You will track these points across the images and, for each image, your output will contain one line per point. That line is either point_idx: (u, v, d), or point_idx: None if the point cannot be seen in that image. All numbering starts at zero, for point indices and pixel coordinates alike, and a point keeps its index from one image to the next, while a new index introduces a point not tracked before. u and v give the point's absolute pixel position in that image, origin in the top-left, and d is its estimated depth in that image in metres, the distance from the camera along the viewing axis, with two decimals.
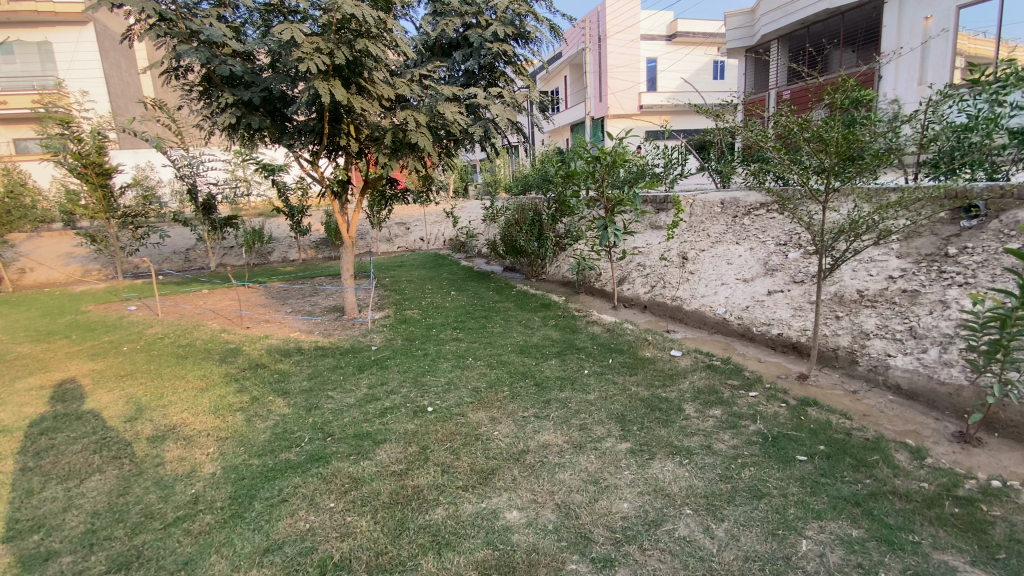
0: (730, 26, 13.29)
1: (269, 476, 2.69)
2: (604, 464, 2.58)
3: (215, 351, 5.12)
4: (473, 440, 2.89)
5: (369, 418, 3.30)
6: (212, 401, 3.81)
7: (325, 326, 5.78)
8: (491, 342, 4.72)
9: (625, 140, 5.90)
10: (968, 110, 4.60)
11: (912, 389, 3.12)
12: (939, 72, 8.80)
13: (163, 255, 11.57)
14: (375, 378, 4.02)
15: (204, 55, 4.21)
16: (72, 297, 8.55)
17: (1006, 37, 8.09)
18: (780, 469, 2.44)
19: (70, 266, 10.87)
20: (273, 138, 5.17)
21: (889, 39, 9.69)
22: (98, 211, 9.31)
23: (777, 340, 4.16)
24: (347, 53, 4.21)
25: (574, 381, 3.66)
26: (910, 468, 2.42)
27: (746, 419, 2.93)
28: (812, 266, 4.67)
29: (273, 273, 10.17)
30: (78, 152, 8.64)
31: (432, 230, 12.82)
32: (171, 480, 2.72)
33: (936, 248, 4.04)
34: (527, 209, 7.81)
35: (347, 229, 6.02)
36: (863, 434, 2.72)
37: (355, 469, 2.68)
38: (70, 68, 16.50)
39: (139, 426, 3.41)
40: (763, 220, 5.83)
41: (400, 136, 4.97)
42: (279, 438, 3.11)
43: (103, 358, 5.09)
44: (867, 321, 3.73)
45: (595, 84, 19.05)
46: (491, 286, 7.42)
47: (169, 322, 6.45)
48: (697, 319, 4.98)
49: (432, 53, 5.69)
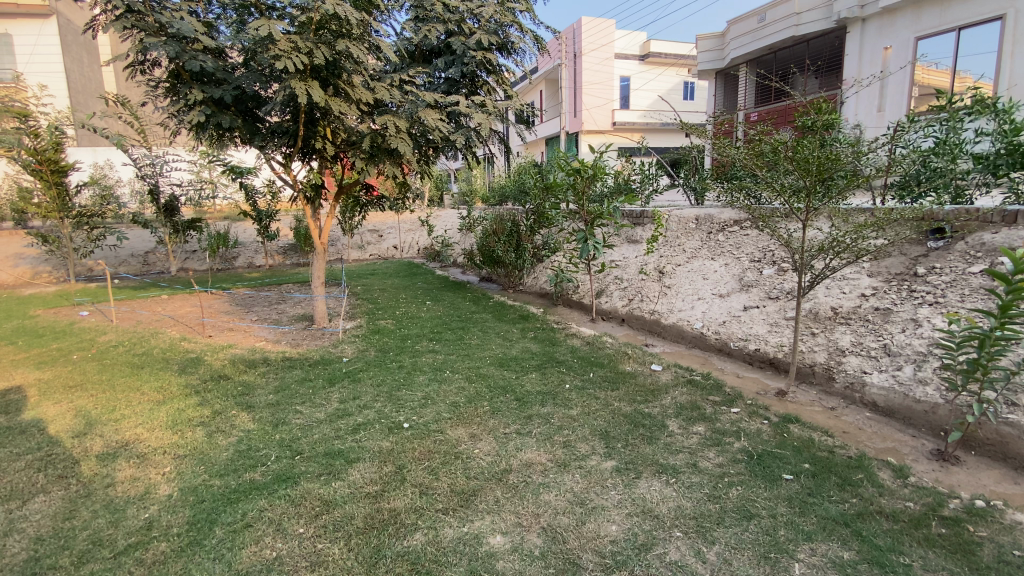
0: (702, 49, 13.73)
1: (232, 498, 2.49)
2: (590, 484, 2.50)
3: (174, 360, 4.83)
4: (453, 459, 2.76)
5: (341, 434, 3.13)
6: (170, 415, 3.55)
7: (292, 336, 5.53)
8: (469, 354, 4.60)
9: (604, 153, 5.90)
10: (931, 136, 4.80)
11: (889, 406, 3.17)
12: (897, 101, 9.30)
13: (120, 258, 11.00)
14: (347, 392, 3.83)
15: (174, 49, 4.00)
16: (18, 300, 8.01)
17: (960, 68, 8.58)
18: (768, 488, 2.40)
19: (18, 268, 10.21)
20: (244, 139, 4.95)
21: (851, 66, 10.11)
22: (51, 210, 8.75)
23: (754, 356, 4.18)
24: (327, 54, 4.07)
25: (555, 396, 3.57)
26: (894, 486, 2.43)
27: (731, 436, 2.91)
28: (786, 283, 4.75)
29: (238, 279, 9.76)
30: (34, 148, 8.15)
31: (406, 238, 12.63)
32: (122, 503, 2.48)
33: (906, 267, 4.18)
34: (505, 219, 7.74)
35: (320, 235, 5.80)
36: (846, 452, 2.73)
37: (326, 490, 2.52)
38: (29, 61, 15.63)
39: (88, 442, 3.14)
40: (737, 237, 5.94)
41: (379, 141, 4.84)
42: (243, 456, 2.91)
43: (50, 367, 4.71)
44: (842, 338, 3.79)
45: (571, 99, 19.30)
46: (467, 296, 7.31)
47: (124, 329, 6.05)
48: (675, 333, 4.99)
49: (413, 58, 5.58)
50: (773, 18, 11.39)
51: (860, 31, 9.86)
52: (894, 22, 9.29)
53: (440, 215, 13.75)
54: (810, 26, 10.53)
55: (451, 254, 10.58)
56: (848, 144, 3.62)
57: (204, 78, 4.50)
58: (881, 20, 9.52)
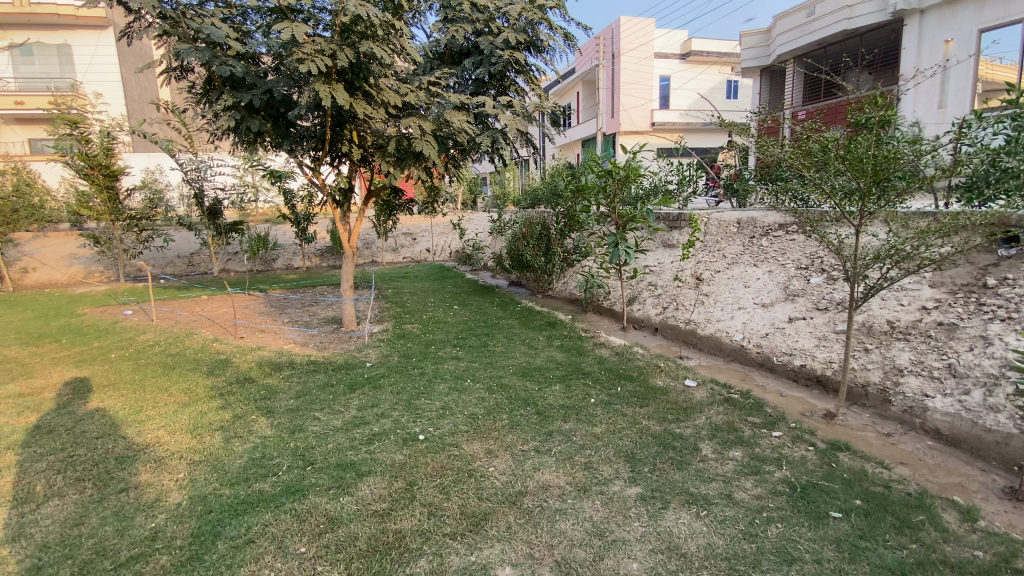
0: (746, 45, 13.16)
1: (238, 510, 2.43)
2: (611, 512, 2.30)
3: (204, 362, 4.89)
4: (466, 477, 2.61)
5: (356, 445, 3.04)
6: (192, 418, 3.57)
7: (320, 339, 5.54)
8: (492, 362, 4.46)
9: (637, 154, 5.64)
10: (1002, 133, 4.33)
11: (953, 435, 2.82)
12: (960, 97, 8.56)
13: (166, 258, 11.48)
14: (366, 399, 3.75)
15: (204, 54, 4.03)
16: (71, 298, 8.46)
17: None
18: (812, 528, 2.13)
19: (74, 267, 10.83)
20: (274, 144, 4.98)
21: (908, 61, 9.42)
22: (103, 213, 9.23)
23: (799, 372, 3.85)
24: (350, 56, 4.02)
25: (579, 411, 3.37)
26: (959, 531, 2.11)
27: (771, 464, 2.63)
28: (836, 293, 4.38)
29: (275, 280, 10.01)
30: (85, 153, 8.56)
31: (438, 241, 12.71)
32: (131, 511, 2.47)
33: (973, 278, 3.77)
34: (536, 222, 7.57)
35: (349, 239, 5.79)
36: (904, 488, 2.42)
37: (333, 506, 2.42)
38: (88, 71, 16.72)
39: (110, 445, 3.18)
40: (782, 242, 5.57)
41: (405, 144, 4.78)
42: (256, 465, 2.85)
43: (89, 366, 4.88)
44: (900, 356, 3.43)
45: (608, 100, 18.94)
46: (495, 301, 7.19)
47: (162, 329, 6.23)
48: (712, 345, 4.69)
49: (441, 60, 5.50)
50: (823, 11, 10.75)
51: (918, 23, 9.18)
52: (955, 12, 8.61)
53: (473, 218, 13.73)
54: (862, 19, 9.93)
55: (481, 257, 10.51)
56: (907, 142, 3.27)
57: (235, 84, 4.54)
58: (941, 11, 8.84)
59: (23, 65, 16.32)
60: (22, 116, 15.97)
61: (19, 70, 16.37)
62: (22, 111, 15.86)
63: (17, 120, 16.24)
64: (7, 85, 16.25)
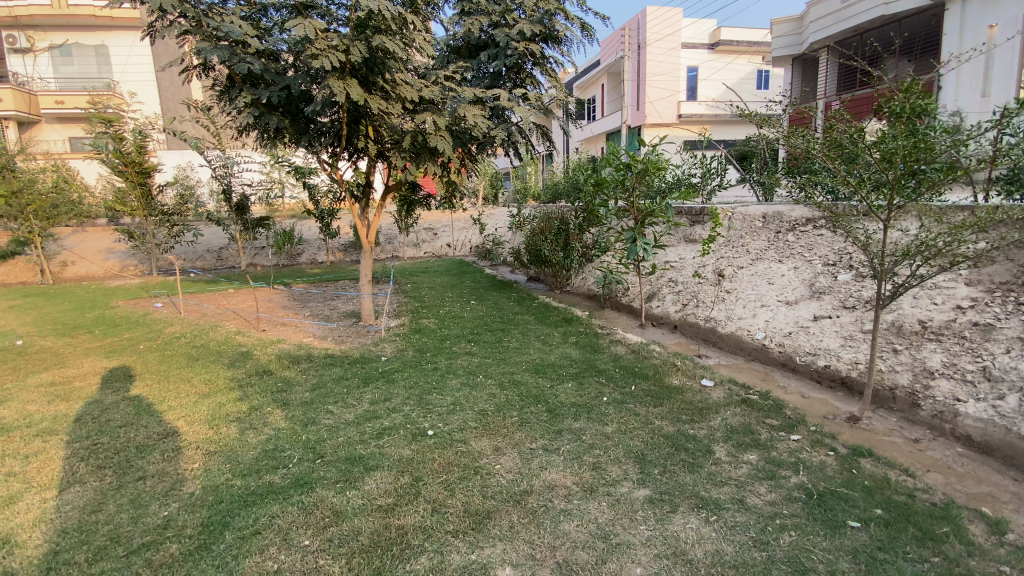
0: (777, 33, 12.71)
1: (248, 501, 2.47)
2: (617, 515, 2.24)
3: (226, 354, 5.01)
4: (472, 474, 2.59)
5: (365, 439, 3.05)
6: (211, 409, 3.66)
7: (338, 333, 5.59)
8: (505, 358, 4.43)
9: (658, 147, 5.49)
10: None
11: (986, 442, 2.65)
12: (1004, 84, 8.04)
13: (196, 253, 11.83)
14: (379, 393, 3.77)
15: (222, 52, 4.07)
16: (106, 291, 8.79)
17: None
18: (828, 537, 2.04)
19: (110, 261, 11.28)
20: (292, 140, 5.02)
21: (950, 46, 8.96)
22: (137, 209, 9.56)
23: (823, 373, 3.70)
24: (363, 50, 4.02)
25: (590, 410, 3.31)
26: (986, 545, 1.99)
27: (787, 469, 2.53)
28: (865, 290, 4.19)
29: (299, 274, 10.19)
30: (120, 150, 8.89)
31: (459, 236, 12.75)
32: (148, 499, 2.55)
33: (1014, 275, 3.54)
34: (554, 217, 7.50)
35: (367, 234, 5.82)
36: (930, 498, 2.29)
37: (338, 500, 2.43)
38: (124, 70, 17.32)
39: (132, 434, 3.28)
40: (809, 237, 5.37)
41: (420, 139, 4.76)
42: (268, 457, 2.90)
43: (118, 357, 5.06)
44: (930, 358, 3.26)
45: (632, 92, 18.64)
46: (513, 296, 7.15)
47: (189, 321, 6.42)
48: (733, 344, 4.55)
49: (458, 54, 5.46)
50: None
51: (961, 8, 8.75)
52: None
53: (493, 213, 13.73)
54: (902, 3, 9.47)
55: (501, 252, 10.49)
56: (940, 131, 3.08)
57: (253, 80, 4.59)
58: None
59: (62, 66, 17.09)
60: (63, 115, 16.67)
61: (59, 70, 17.12)
62: (62, 111, 16.53)
63: (57, 119, 16.92)
64: (48, 85, 16.93)
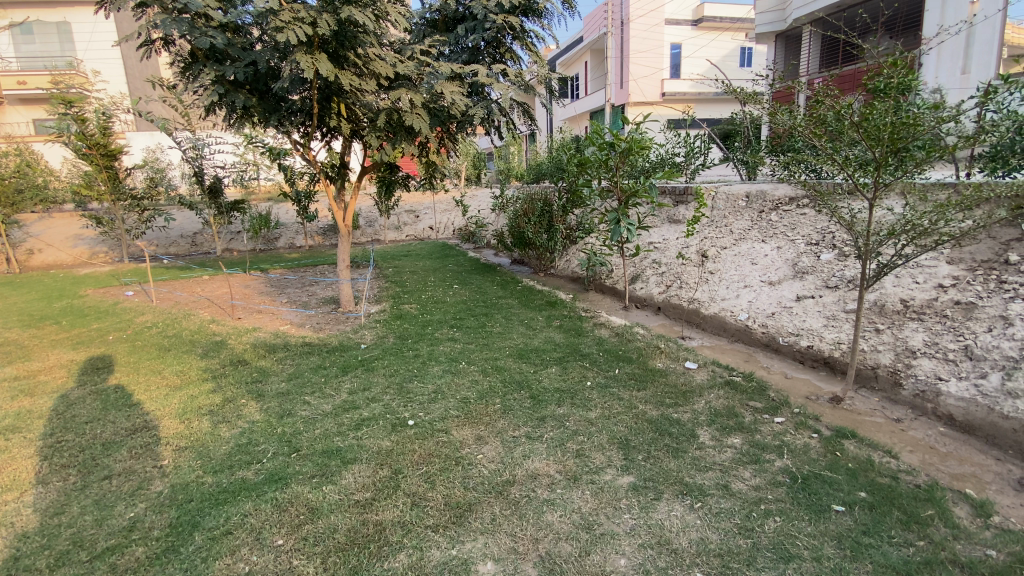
0: (760, 9, 12.54)
1: (219, 499, 2.38)
2: (601, 504, 2.20)
3: (199, 343, 4.84)
4: (453, 465, 2.53)
5: (343, 430, 2.95)
6: (182, 402, 3.52)
7: (317, 320, 5.44)
8: (488, 343, 4.35)
9: (642, 125, 5.37)
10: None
11: (968, 421, 2.67)
12: (985, 62, 8.08)
13: (169, 238, 11.45)
14: (358, 382, 3.66)
15: (180, 25, 3.81)
16: (74, 279, 8.47)
17: None
18: (812, 522, 2.02)
19: (78, 249, 10.89)
20: (262, 119, 4.78)
21: (932, 22, 8.94)
22: (104, 192, 9.15)
23: (806, 353, 3.69)
24: (331, 22, 3.80)
25: (574, 395, 3.26)
26: (971, 528, 1.99)
27: (771, 452, 2.51)
28: (848, 269, 4.18)
29: (277, 259, 9.92)
30: (83, 132, 8.47)
31: (441, 219, 12.56)
32: (113, 500, 2.44)
33: (994, 253, 3.55)
34: (537, 199, 7.36)
35: (344, 218, 5.62)
36: (913, 480, 2.28)
37: (314, 495, 2.34)
38: (88, 48, 16.47)
39: (98, 430, 3.14)
40: (792, 216, 5.34)
41: (395, 117, 4.57)
42: (240, 452, 2.79)
43: (85, 348, 4.86)
44: (913, 337, 3.26)
45: (616, 70, 18.36)
46: (496, 280, 7.05)
47: (161, 310, 6.20)
48: (716, 326, 4.52)
49: (435, 28, 5.23)
50: None
51: None
52: None
53: (476, 194, 13.50)
54: None
55: (484, 234, 10.36)
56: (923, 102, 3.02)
57: (217, 56, 4.33)
58: None
59: (24, 45, 16.25)
60: (25, 96, 15.85)
61: (21, 49, 16.31)
62: (23, 91, 15.68)
63: (19, 100, 16.09)
64: (9, 64, 16.10)
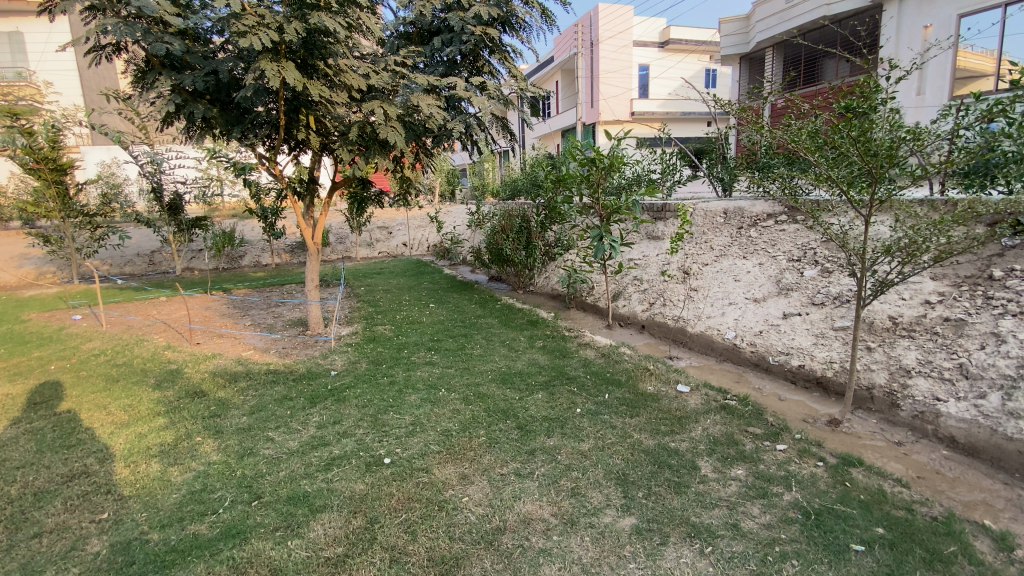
0: (725, 32, 12.88)
1: (165, 562, 2.05)
2: (603, 552, 1.99)
3: (152, 373, 4.43)
4: (436, 511, 2.27)
5: (312, 472, 2.66)
6: (128, 442, 3.14)
7: (283, 344, 5.09)
8: (469, 367, 4.11)
9: (622, 140, 5.27)
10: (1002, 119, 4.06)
11: (972, 444, 2.58)
12: (938, 84, 8.46)
13: (125, 257, 10.83)
14: (328, 415, 3.36)
15: (131, 28, 3.50)
16: (17, 302, 7.84)
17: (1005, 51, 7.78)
18: (833, 566, 1.86)
19: (23, 269, 10.17)
20: (223, 131, 4.47)
21: (888, 49, 9.34)
22: (52, 210, 8.53)
23: (797, 374, 3.60)
24: (299, 30, 3.57)
25: (564, 424, 3.05)
26: (996, 564, 1.87)
27: (778, 485, 2.36)
28: (833, 286, 4.15)
29: (241, 279, 9.43)
30: (30, 146, 7.87)
31: (415, 235, 12.29)
32: (42, 564, 2.10)
33: (977, 269, 3.56)
34: (515, 215, 7.20)
35: (312, 235, 5.31)
36: (929, 511, 2.16)
37: (278, 553, 2.05)
38: (41, 59, 15.72)
39: (30, 477, 2.76)
40: (772, 233, 5.34)
41: (368, 130, 4.35)
42: (193, 501, 2.45)
43: (22, 380, 4.39)
44: (906, 355, 3.19)
45: (587, 89, 18.63)
46: (474, 298, 6.81)
47: (111, 335, 5.71)
48: (703, 344, 4.42)
49: (409, 40, 5.07)
50: None
51: (898, 8, 9.08)
52: None
53: (449, 211, 13.30)
54: (842, 4, 9.75)
55: (459, 251, 10.16)
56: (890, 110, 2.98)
57: (174, 63, 4.03)
58: None
59: None
60: None
61: None
62: None
63: None
64: None
